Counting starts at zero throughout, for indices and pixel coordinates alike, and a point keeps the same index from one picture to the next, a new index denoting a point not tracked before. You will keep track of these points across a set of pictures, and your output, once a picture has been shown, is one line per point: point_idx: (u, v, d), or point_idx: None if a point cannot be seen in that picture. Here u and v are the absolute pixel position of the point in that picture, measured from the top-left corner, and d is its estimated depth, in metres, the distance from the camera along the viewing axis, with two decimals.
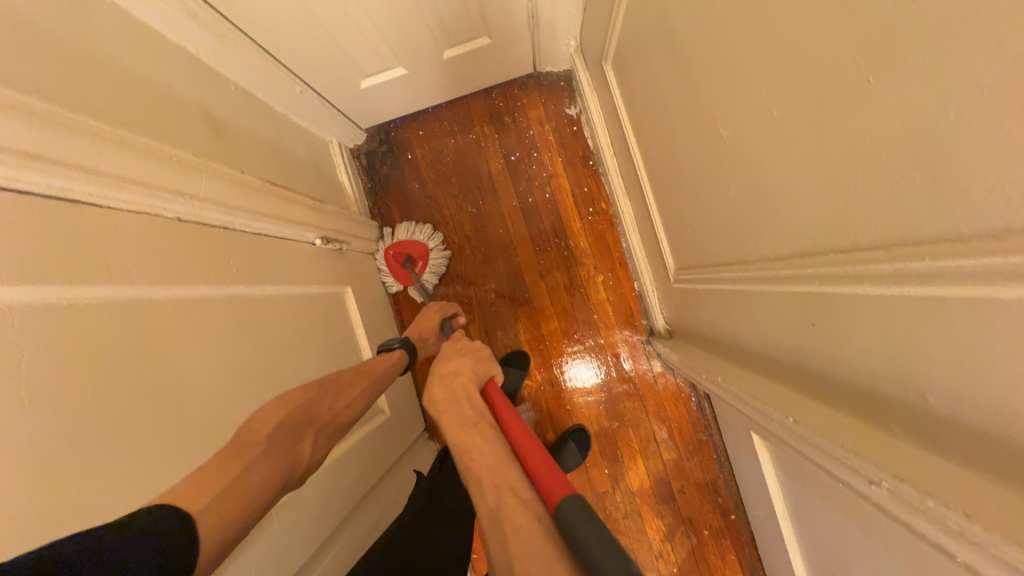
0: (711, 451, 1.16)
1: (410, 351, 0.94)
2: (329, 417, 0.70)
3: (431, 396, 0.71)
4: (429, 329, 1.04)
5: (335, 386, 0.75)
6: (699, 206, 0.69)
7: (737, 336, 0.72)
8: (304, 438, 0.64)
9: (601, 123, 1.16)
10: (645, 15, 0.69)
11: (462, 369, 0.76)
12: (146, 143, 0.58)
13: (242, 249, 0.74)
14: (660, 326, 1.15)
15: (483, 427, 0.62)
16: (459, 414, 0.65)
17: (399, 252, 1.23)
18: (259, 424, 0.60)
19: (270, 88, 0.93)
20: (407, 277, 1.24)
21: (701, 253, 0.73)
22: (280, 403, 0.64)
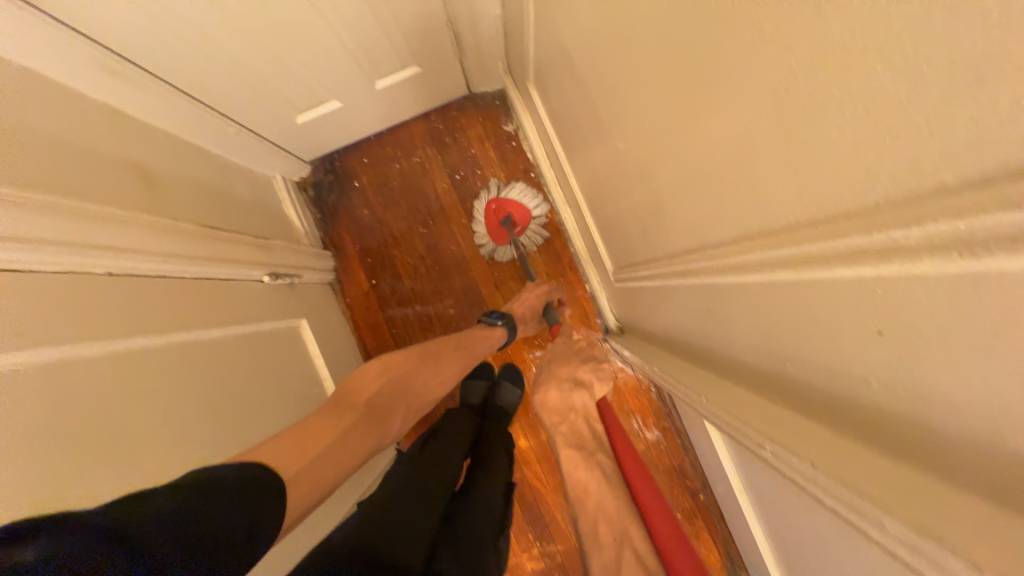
0: (674, 438, 1.21)
1: (512, 326, 1.05)
2: (417, 393, 0.84)
3: (542, 402, 0.87)
4: (532, 309, 1.11)
5: (432, 363, 0.88)
6: (620, 212, 0.74)
7: (670, 327, 0.77)
8: (398, 412, 0.77)
9: (536, 137, 1.21)
10: (551, 40, 0.75)
11: (581, 397, 0.86)
12: (69, 203, 0.58)
13: (182, 296, 0.74)
14: (614, 325, 1.20)
15: (599, 456, 0.75)
16: (576, 435, 0.80)
17: (501, 210, 1.23)
18: (359, 388, 0.74)
19: (201, 132, 0.93)
20: (505, 237, 1.24)
21: (628, 254, 0.78)
22: (380, 370, 0.79)
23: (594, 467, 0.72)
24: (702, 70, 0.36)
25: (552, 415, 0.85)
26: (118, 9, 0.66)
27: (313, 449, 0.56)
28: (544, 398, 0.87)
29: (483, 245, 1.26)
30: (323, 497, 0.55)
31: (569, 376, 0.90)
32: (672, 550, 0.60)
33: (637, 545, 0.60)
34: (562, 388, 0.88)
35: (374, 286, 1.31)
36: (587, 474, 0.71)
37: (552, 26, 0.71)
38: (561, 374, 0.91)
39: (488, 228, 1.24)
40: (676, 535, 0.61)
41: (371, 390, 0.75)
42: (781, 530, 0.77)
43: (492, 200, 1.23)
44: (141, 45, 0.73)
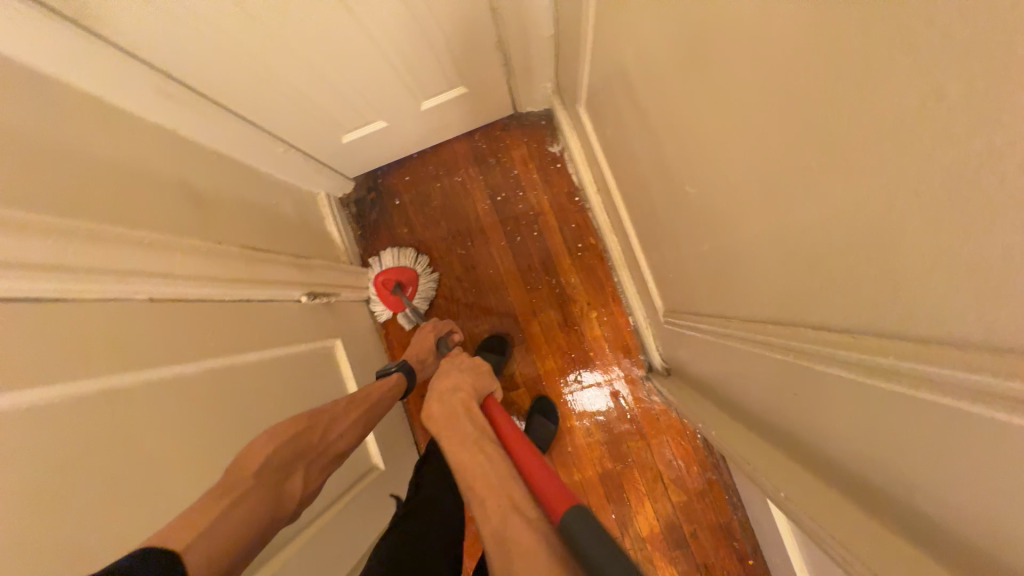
0: (722, 493, 1.11)
1: (410, 372, 0.99)
2: (320, 449, 0.72)
3: (430, 413, 0.71)
4: (427, 347, 1.06)
5: (326, 412, 0.77)
6: (680, 255, 0.67)
7: (729, 388, 0.68)
8: (299, 471, 0.66)
9: (584, 160, 1.16)
10: (611, 66, 0.69)
11: (460, 398, 0.73)
12: (120, 230, 0.59)
13: (221, 320, 0.73)
14: (658, 364, 1.11)
15: (488, 453, 0.59)
16: (462, 440, 0.62)
17: (388, 281, 1.21)
18: (244, 457, 0.61)
19: (252, 152, 0.95)
20: (398, 303, 1.22)
21: (686, 300, 0.71)
22: (272, 434, 0.66)
23: (501, 496, 0.50)
24: (807, 126, 0.30)
25: (437, 424, 0.69)
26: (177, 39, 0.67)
27: (200, 523, 0.48)
28: (426, 410, 0.72)
29: (381, 312, 1.26)
30: (221, 573, 0.48)
31: (448, 386, 0.77)
32: (545, 490, 0.50)
33: (522, 509, 0.48)
34: (444, 398, 0.74)
35: None
36: (480, 493, 0.52)
37: (615, 52, 0.66)
38: (443, 387, 0.77)
39: (381, 300, 1.23)
40: (550, 478, 0.51)
41: (266, 451, 0.63)
42: None
43: (382, 272, 1.21)
44: (199, 69, 0.74)
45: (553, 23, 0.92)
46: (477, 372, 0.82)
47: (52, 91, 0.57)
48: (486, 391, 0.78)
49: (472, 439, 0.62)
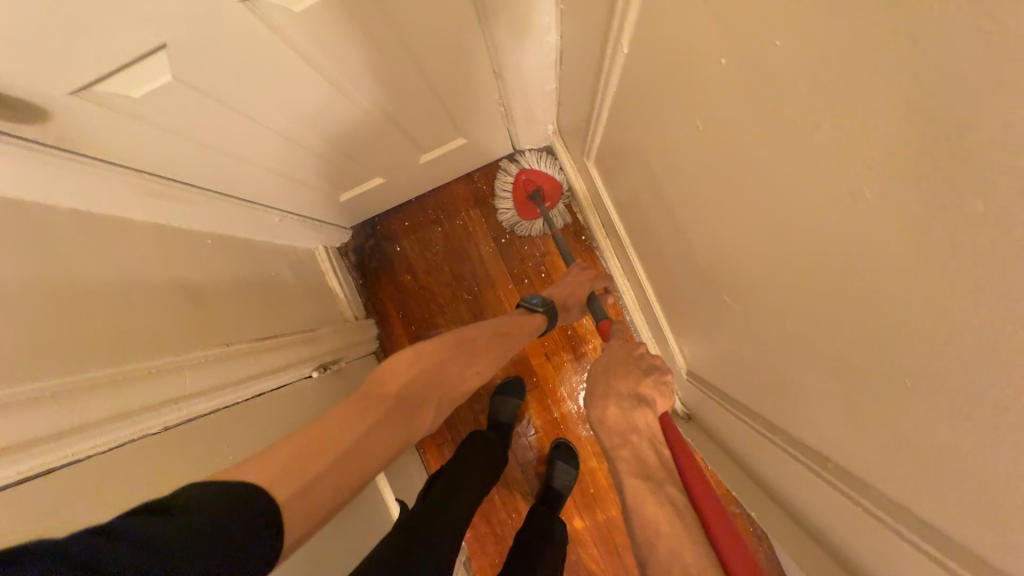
0: (745, 525, 1.11)
1: (550, 315, 0.93)
2: (449, 386, 0.71)
3: (603, 416, 0.69)
4: (576, 296, 0.99)
5: (470, 353, 0.75)
6: (717, 336, 0.66)
7: (764, 462, 0.68)
8: (420, 414, 0.65)
9: (589, 201, 1.13)
10: (628, 142, 0.67)
11: (645, 417, 0.68)
12: (121, 367, 0.55)
13: (237, 429, 0.70)
14: (677, 407, 1.10)
15: (670, 488, 0.57)
16: (643, 467, 0.61)
17: (531, 180, 1.13)
18: (387, 377, 0.62)
19: (249, 226, 0.91)
20: (532, 211, 1.16)
21: (725, 377, 0.70)
22: (415, 359, 0.67)
23: (663, 502, 0.55)
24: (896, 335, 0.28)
25: (611, 427, 0.68)
26: (164, 143, 0.63)
27: (315, 469, 0.48)
28: (601, 412, 0.69)
29: (507, 215, 1.19)
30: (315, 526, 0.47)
31: (629, 395, 0.71)
32: (726, 547, 0.50)
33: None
34: (624, 406, 0.69)
35: None
36: (653, 508, 0.54)
37: (635, 135, 0.63)
38: (618, 390, 0.72)
39: (515, 201, 1.16)
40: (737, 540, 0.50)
41: (416, 369, 0.66)
42: None
43: (521, 171, 1.13)
44: (191, 163, 0.70)
45: (555, 76, 0.89)
46: (660, 388, 0.73)
47: (44, 223, 0.54)
48: (661, 406, 0.72)
49: (650, 469, 0.60)
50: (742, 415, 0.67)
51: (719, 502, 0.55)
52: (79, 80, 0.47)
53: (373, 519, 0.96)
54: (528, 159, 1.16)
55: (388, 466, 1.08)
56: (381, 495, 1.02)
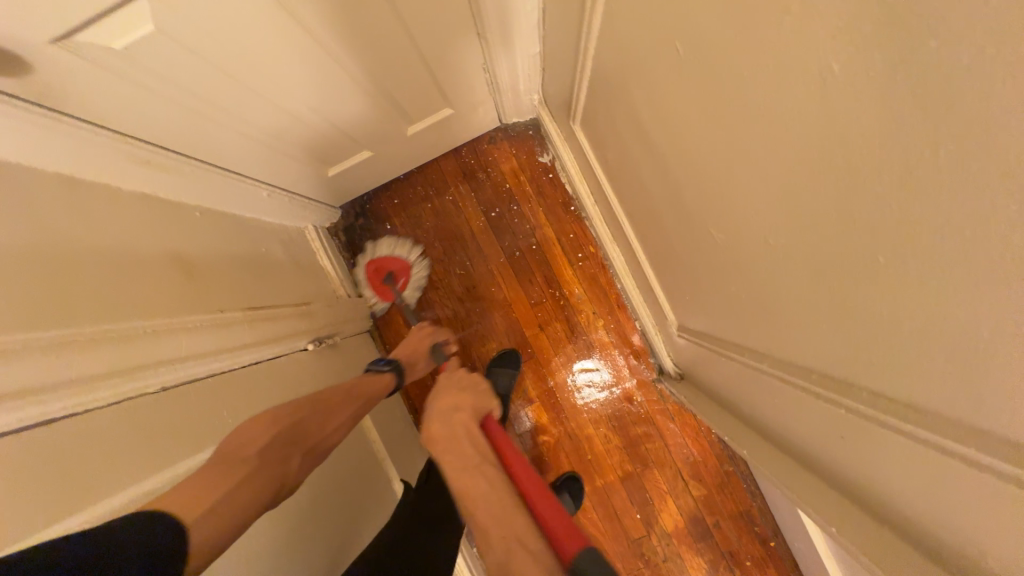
0: (740, 482, 1.14)
1: (398, 373, 0.97)
2: (321, 436, 0.71)
3: (431, 432, 0.74)
4: (419, 352, 1.04)
5: (341, 406, 0.78)
6: (703, 280, 0.68)
7: (750, 401, 0.71)
8: (292, 457, 0.64)
9: (578, 170, 1.14)
10: (617, 96, 0.68)
11: (462, 419, 0.77)
12: (116, 323, 0.55)
13: (235, 393, 0.70)
14: (671, 368, 1.12)
15: (487, 468, 0.65)
16: (461, 455, 0.68)
17: (381, 268, 1.23)
18: (264, 422, 0.64)
19: (237, 201, 0.90)
20: (388, 293, 1.24)
21: (711, 320, 0.72)
22: (294, 408, 0.70)
23: (479, 475, 0.63)
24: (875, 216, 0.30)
25: (439, 442, 0.73)
26: (150, 105, 0.63)
27: (212, 495, 0.50)
28: (428, 429, 0.76)
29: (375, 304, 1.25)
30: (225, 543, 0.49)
31: (455, 399, 0.84)
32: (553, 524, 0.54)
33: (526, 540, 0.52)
34: (444, 416, 0.78)
35: None
36: (474, 479, 0.62)
37: (620, 83, 0.64)
38: (443, 404, 0.82)
39: (370, 286, 1.25)
40: (557, 510, 0.56)
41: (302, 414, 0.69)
42: None
43: (371, 260, 1.24)
44: (177, 129, 0.69)
45: (540, 41, 0.90)
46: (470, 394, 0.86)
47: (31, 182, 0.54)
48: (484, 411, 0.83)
49: (473, 462, 0.66)
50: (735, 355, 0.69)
51: (551, 505, 0.57)
52: (59, 28, 0.47)
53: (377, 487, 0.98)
54: (380, 243, 1.25)
55: (388, 438, 1.09)
56: (383, 465, 1.03)
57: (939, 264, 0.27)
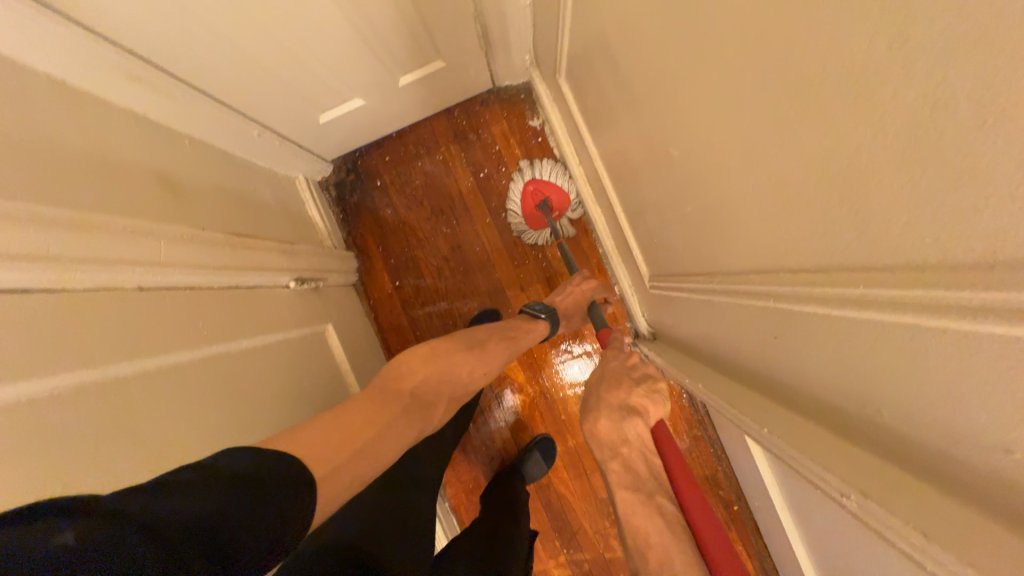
0: (707, 446, 1.17)
1: (552, 321, 1.01)
2: (462, 382, 0.82)
3: (597, 426, 0.72)
4: (578, 300, 1.06)
5: (477, 357, 0.84)
6: (665, 220, 0.70)
7: (708, 342, 0.74)
8: (429, 411, 0.73)
9: (565, 134, 1.16)
10: (596, 34, 0.69)
11: (634, 425, 0.70)
12: (100, 217, 0.57)
13: (214, 309, 0.72)
14: (644, 330, 1.15)
15: (661, 499, 0.61)
16: (631, 472, 0.65)
17: (539, 192, 1.20)
18: (404, 376, 0.73)
19: (228, 136, 0.92)
20: (542, 222, 1.21)
21: (672, 261, 0.75)
22: (430, 357, 0.78)
23: (656, 511, 0.59)
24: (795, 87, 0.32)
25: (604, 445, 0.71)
26: (143, 18, 0.65)
27: (336, 458, 0.51)
28: (597, 424, 0.73)
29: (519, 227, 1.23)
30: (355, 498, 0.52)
31: (613, 378, 0.81)
32: (717, 558, 0.52)
33: (679, 549, 0.54)
34: (613, 415, 0.73)
35: (398, 287, 1.28)
36: (643, 512, 0.59)
37: (596, 22, 0.66)
38: (610, 401, 0.76)
39: (522, 206, 1.22)
40: (723, 539, 0.54)
41: (417, 378, 0.74)
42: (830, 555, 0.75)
43: (530, 181, 1.21)
44: (170, 48, 0.71)
45: None
46: (649, 395, 0.76)
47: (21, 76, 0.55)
48: (655, 416, 0.73)
49: (609, 439, 0.71)
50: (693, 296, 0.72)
51: (703, 498, 0.59)
52: None
53: None
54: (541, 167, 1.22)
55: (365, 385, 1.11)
56: None
57: (850, 121, 0.29)
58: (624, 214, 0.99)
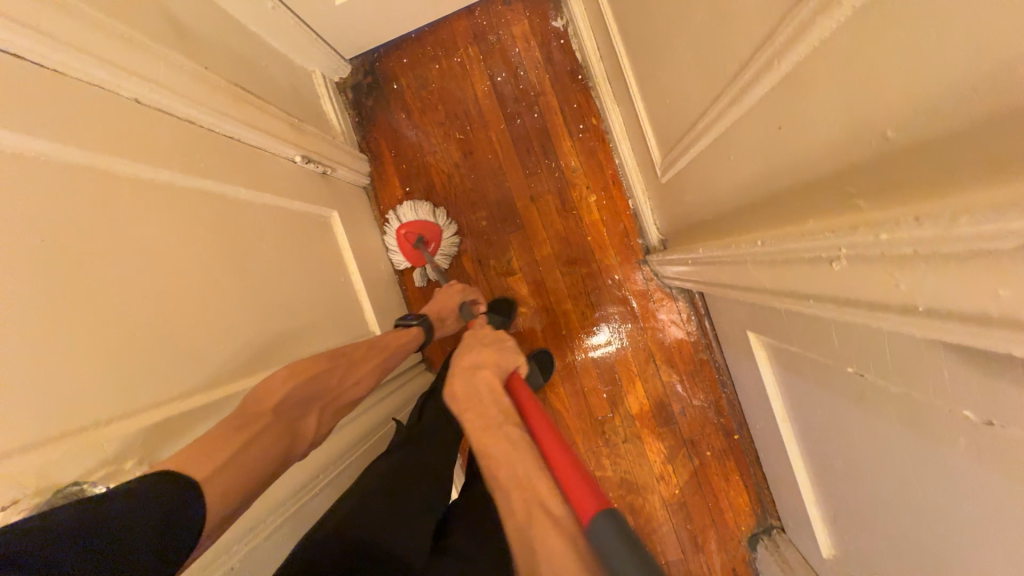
0: (714, 371, 1.12)
1: (428, 330, 0.94)
2: (334, 395, 0.71)
3: (452, 391, 0.65)
4: (448, 308, 1.01)
5: (350, 360, 0.76)
6: (676, 68, 0.63)
7: (710, 213, 0.68)
8: (315, 405, 0.67)
9: (587, 30, 1.10)
10: None
11: (484, 379, 0.65)
12: (100, 17, 0.57)
13: (213, 151, 0.72)
14: (655, 242, 1.09)
15: (510, 429, 0.57)
16: (484, 417, 0.59)
17: (410, 234, 1.16)
18: (269, 386, 0.62)
19: (240, 2, 0.90)
20: (419, 259, 1.19)
21: (681, 126, 0.68)
22: (289, 373, 0.65)
23: (503, 440, 0.55)
24: None
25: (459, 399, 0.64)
26: None
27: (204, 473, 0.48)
28: (450, 385, 0.66)
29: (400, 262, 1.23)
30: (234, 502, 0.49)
31: (471, 362, 0.70)
32: (574, 488, 0.47)
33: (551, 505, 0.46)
34: (467, 373, 0.68)
35: (408, 194, 1.26)
36: (494, 446, 0.54)
37: None
38: (465, 363, 0.70)
39: (403, 253, 1.20)
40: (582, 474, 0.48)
41: (288, 388, 0.64)
42: (838, 455, 0.70)
43: (400, 226, 1.17)
44: None
45: None
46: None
47: None
48: (509, 366, 0.70)
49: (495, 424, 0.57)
50: (693, 151, 0.65)
51: (567, 452, 0.52)
52: None
53: (350, 315, 1.00)
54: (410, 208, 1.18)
55: (367, 279, 1.11)
56: (358, 298, 1.05)
57: None
58: (635, 90, 0.89)
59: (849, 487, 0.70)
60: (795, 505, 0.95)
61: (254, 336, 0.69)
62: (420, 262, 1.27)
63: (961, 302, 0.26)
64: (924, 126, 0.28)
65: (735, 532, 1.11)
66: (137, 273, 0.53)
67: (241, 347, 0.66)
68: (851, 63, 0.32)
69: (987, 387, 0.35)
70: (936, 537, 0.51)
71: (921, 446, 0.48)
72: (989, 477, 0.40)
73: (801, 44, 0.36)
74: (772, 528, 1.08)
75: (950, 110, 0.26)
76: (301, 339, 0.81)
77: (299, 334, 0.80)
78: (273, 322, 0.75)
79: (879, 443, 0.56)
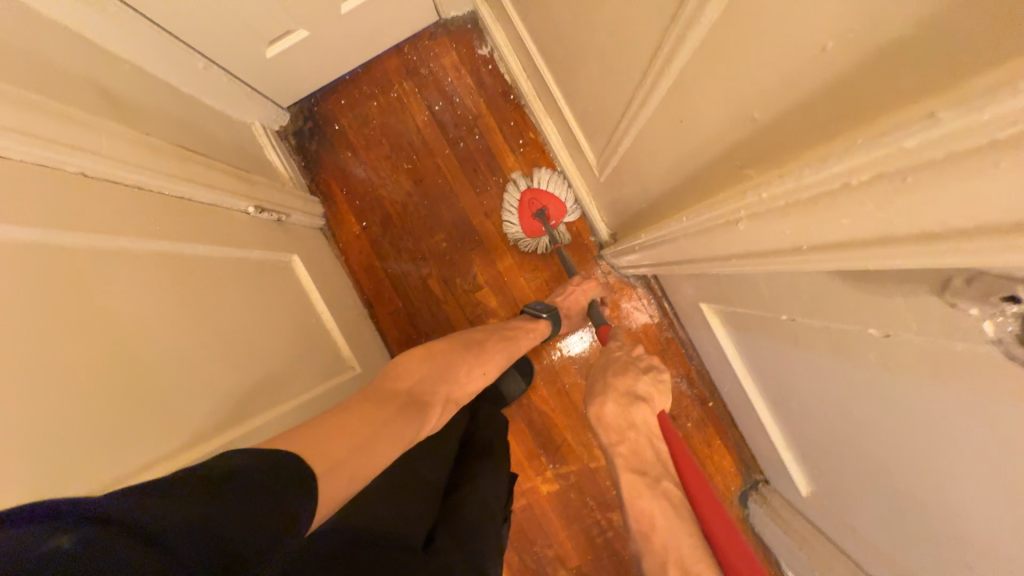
0: (680, 347, 1.20)
1: (553, 320, 1.02)
2: (457, 386, 0.75)
3: (602, 414, 0.68)
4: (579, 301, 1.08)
5: (474, 356, 0.81)
6: (593, 80, 0.72)
7: (645, 202, 0.76)
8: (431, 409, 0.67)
9: (512, 55, 1.18)
10: None
11: (641, 410, 0.67)
12: (40, 99, 0.58)
13: (166, 212, 0.73)
14: (606, 237, 1.18)
15: (667, 481, 0.58)
16: (638, 459, 0.62)
17: (535, 200, 1.18)
18: (404, 372, 0.70)
19: (172, 67, 0.92)
20: (537, 228, 1.19)
21: (606, 130, 0.77)
22: (426, 356, 0.75)
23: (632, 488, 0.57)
24: None
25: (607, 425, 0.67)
26: None
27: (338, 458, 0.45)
28: (597, 410, 0.69)
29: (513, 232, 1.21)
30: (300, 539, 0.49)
31: (626, 390, 0.71)
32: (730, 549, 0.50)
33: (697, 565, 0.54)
34: (619, 401, 0.69)
35: (365, 228, 1.29)
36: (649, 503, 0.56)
37: None
38: (618, 386, 0.72)
39: (518, 215, 1.19)
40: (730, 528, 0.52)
41: (413, 380, 0.69)
42: (793, 397, 0.78)
43: (529, 190, 1.19)
44: None
45: None
46: None
47: None
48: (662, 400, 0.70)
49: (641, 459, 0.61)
50: (619, 150, 0.73)
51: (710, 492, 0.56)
52: None
53: (326, 354, 1.00)
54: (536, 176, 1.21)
55: (337, 316, 1.12)
56: (331, 336, 1.06)
57: None
58: (563, 104, 0.98)
59: (808, 425, 0.78)
60: (771, 454, 1.03)
61: (231, 387, 0.69)
62: (387, 293, 1.29)
63: (823, 236, 0.33)
64: (777, 106, 0.36)
65: (726, 491, 1.18)
66: (109, 340, 0.54)
67: (222, 398, 0.67)
68: (720, 63, 0.39)
69: (874, 305, 0.43)
70: (891, 443, 0.55)
71: (850, 370, 0.55)
72: (898, 382, 0.48)
73: (681, 51, 0.43)
74: (757, 483, 1.16)
75: (793, 92, 0.33)
76: (279, 384, 0.81)
77: (277, 380, 0.81)
78: (249, 370, 0.75)
79: (822, 378, 0.64)
